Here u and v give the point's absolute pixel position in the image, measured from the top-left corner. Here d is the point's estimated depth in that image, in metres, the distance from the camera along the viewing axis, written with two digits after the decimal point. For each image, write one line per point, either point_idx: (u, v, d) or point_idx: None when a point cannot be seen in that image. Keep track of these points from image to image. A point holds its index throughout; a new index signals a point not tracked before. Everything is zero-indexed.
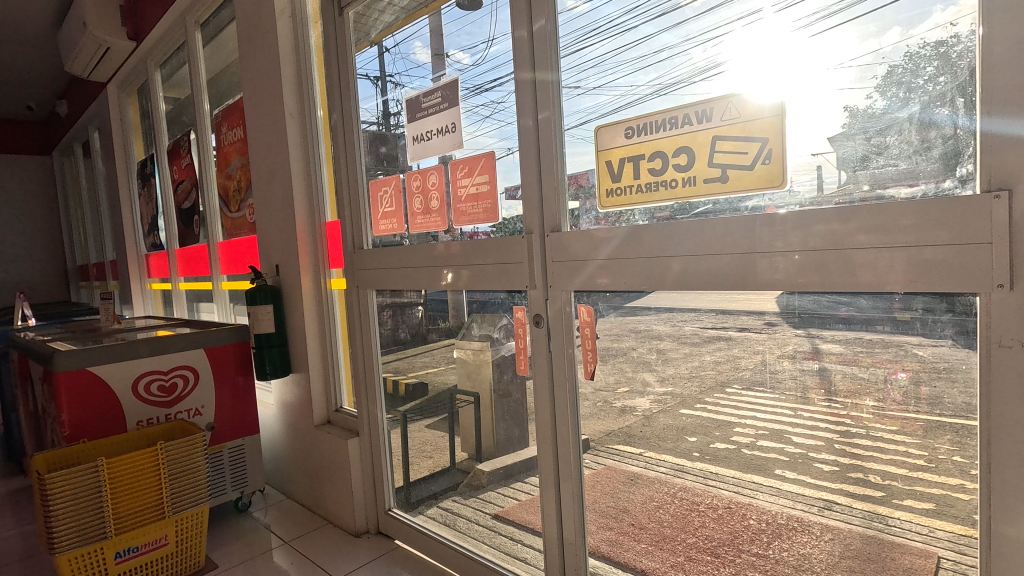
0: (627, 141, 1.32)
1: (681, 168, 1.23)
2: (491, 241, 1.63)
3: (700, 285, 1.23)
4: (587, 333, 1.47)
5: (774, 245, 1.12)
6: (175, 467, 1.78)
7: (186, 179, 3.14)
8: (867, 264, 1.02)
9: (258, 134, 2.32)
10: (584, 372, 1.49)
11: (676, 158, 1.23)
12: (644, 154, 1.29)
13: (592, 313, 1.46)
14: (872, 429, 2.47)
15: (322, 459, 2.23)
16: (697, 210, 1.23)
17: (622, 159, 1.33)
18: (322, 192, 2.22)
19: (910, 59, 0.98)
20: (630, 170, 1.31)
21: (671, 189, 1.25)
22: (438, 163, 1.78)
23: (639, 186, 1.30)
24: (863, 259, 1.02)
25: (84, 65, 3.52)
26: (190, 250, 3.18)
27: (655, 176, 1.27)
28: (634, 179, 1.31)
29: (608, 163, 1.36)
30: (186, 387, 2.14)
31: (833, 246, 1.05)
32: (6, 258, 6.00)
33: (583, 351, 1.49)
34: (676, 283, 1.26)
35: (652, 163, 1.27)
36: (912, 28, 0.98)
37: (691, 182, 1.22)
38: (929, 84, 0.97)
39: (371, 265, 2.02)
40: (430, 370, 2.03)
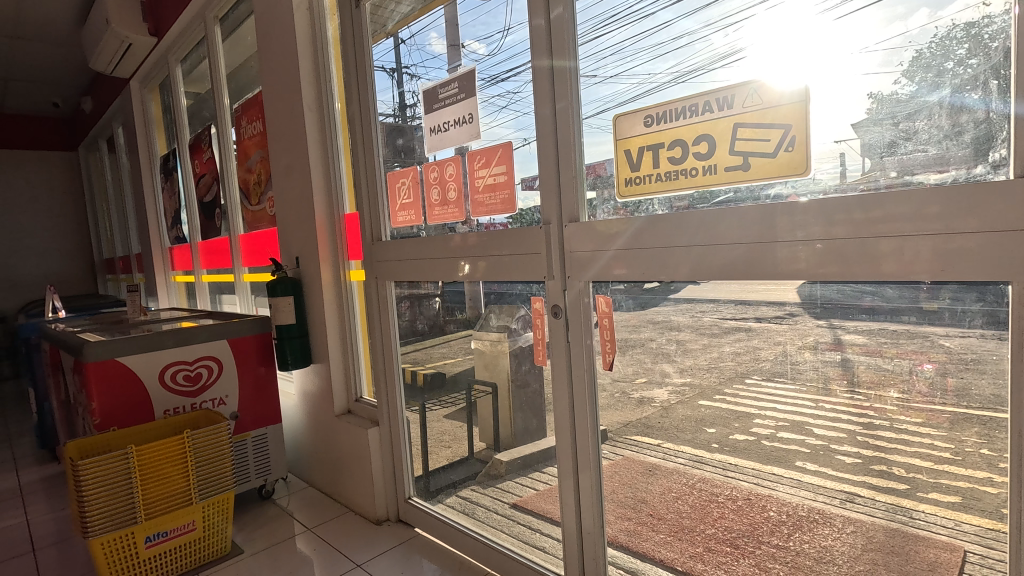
0: (646, 130, 1.30)
1: (701, 156, 1.21)
2: (508, 232, 1.63)
3: (719, 274, 1.22)
4: (605, 324, 1.47)
5: (796, 233, 1.10)
6: (201, 455, 1.82)
7: (207, 173, 3.18)
8: (892, 252, 1.00)
9: (277, 127, 2.34)
10: (603, 362, 1.49)
11: (696, 147, 1.21)
12: (663, 142, 1.27)
13: (610, 303, 1.45)
14: (895, 419, 2.44)
15: (343, 448, 2.27)
16: (717, 198, 1.21)
17: (641, 148, 1.31)
18: (340, 184, 2.23)
19: (940, 41, 0.95)
20: (648, 159, 1.30)
21: (690, 178, 1.24)
22: (454, 154, 1.78)
23: (658, 175, 1.29)
24: (887, 248, 1.00)
25: (108, 61, 3.58)
26: (212, 243, 3.23)
27: (674, 164, 1.26)
28: (653, 168, 1.29)
29: (626, 152, 1.34)
30: (210, 377, 2.18)
31: (857, 235, 1.03)
32: (37, 252, 6.18)
33: (601, 342, 1.48)
34: (696, 272, 1.25)
35: (672, 152, 1.26)
36: (940, 10, 0.95)
37: (711, 170, 1.20)
38: (960, 67, 0.95)
39: (389, 257, 2.04)
40: (448, 362, 2.05)
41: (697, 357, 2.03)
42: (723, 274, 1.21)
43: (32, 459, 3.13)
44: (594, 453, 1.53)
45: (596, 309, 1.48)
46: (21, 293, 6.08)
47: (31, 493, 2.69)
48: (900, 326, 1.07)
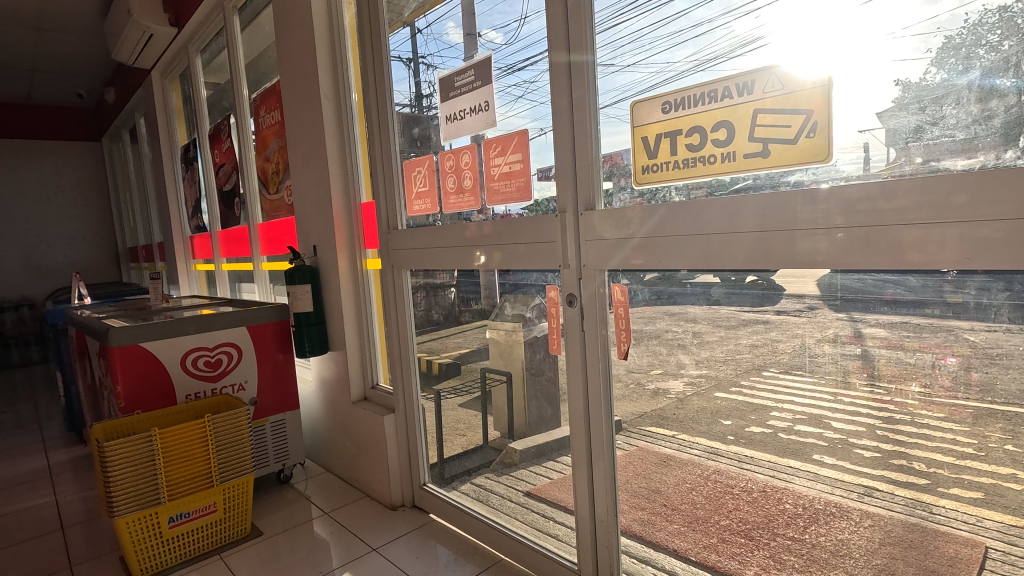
0: (664, 117, 1.28)
1: (720, 143, 1.19)
2: (523, 221, 1.63)
3: (737, 263, 1.20)
4: (620, 313, 1.46)
5: (816, 221, 1.08)
6: (222, 439, 1.85)
7: (227, 162, 3.22)
8: (916, 242, 0.97)
9: (295, 117, 2.36)
10: (618, 351, 1.49)
11: (715, 133, 1.19)
12: (682, 129, 1.25)
13: (626, 292, 1.45)
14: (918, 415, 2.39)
15: (359, 434, 2.30)
16: (736, 186, 1.19)
17: (659, 135, 1.29)
18: (357, 173, 2.25)
19: (969, 24, 0.93)
20: (666, 146, 1.28)
21: (709, 166, 1.22)
22: (470, 143, 1.77)
23: (676, 163, 1.27)
24: (911, 237, 0.98)
25: (130, 52, 3.63)
26: (231, 231, 3.28)
27: (692, 151, 1.24)
28: (671, 156, 1.28)
29: (644, 139, 1.32)
30: (230, 363, 2.23)
31: (879, 225, 1.01)
32: (63, 240, 6.31)
33: (616, 331, 1.48)
34: (713, 260, 1.24)
35: (690, 139, 1.24)
36: None
37: (731, 157, 1.18)
38: (991, 50, 0.92)
39: (406, 246, 2.05)
40: (462, 352, 2.05)
41: (714, 350, 2.02)
42: (741, 262, 1.20)
43: (61, 441, 3.23)
44: (609, 442, 1.54)
45: (611, 297, 1.48)
46: (50, 280, 6.25)
47: (60, 473, 2.79)
48: (923, 317, 1.05)
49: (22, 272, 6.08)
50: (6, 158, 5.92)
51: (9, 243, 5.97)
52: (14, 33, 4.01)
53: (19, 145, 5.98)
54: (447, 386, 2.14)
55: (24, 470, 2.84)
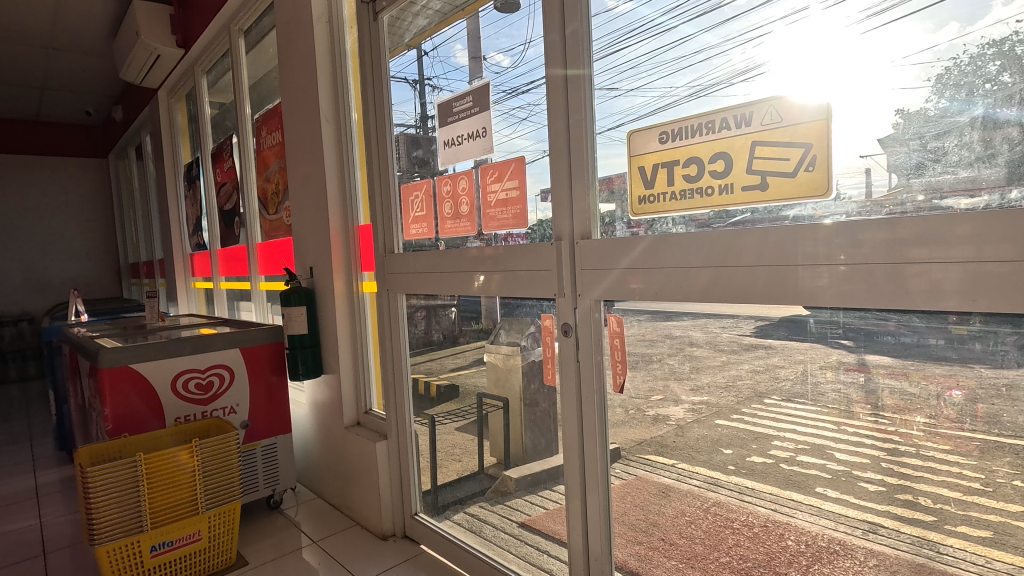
0: (661, 146, 1.27)
1: (717, 174, 1.18)
2: (521, 247, 1.61)
3: (736, 296, 1.18)
4: (616, 344, 1.44)
5: (819, 254, 1.06)
6: (211, 465, 1.81)
7: (228, 181, 3.21)
8: (922, 277, 0.95)
9: (295, 138, 2.36)
10: (614, 383, 1.47)
11: (712, 165, 1.18)
12: (680, 159, 1.24)
13: (621, 322, 1.42)
14: None
15: (351, 460, 2.25)
16: (734, 218, 1.18)
17: (656, 164, 1.28)
18: (355, 194, 2.23)
19: (972, 59, 0.91)
20: (663, 176, 1.27)
21: (707, 197, 1.20)
22: (470, 167, 1.76)
23: (673, 193, 1.26)
24: (915, 272, 0.95)
25: (138, 71, 3.67)
26: (231, 250, 3.26)
27: (689, 183, 1.23)
28: (668, 186, 1.26)
29: (641, 168, 1.31)
30: (222, 386, 2.18)
31: (884, 260, 0.98)
32: (66, 256, 6.33)
33: (612, 362, 1.46)
34: (712, 293, 1.21)
35: (687, 169, 1.22)
36: (971, 24, 0.90)
37: (728, 190, 1.17)
38: (993, 84, 0.89)
39: (403, 269, 2.03)
40: (462, 371, 1.99)
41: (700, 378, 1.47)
42: (740, 295, 1.17)
43: (53, 460, 3.19)
44: (602, 474, 1.50)
45: (607, 325, 1.45)
46: (51, 295, 6.25)
47: (48, 495, 2.73)
48: (928, 352, 1.02)
49: (23, 287, 6.08)
50: (12, 174, 5.96)
51: (13, 258, 5.99)
52: (24, 52, 4.07)
53: (26, 161, 6.04)
54: (437, 409, 2.09)
55: (12, 490, 2.79)
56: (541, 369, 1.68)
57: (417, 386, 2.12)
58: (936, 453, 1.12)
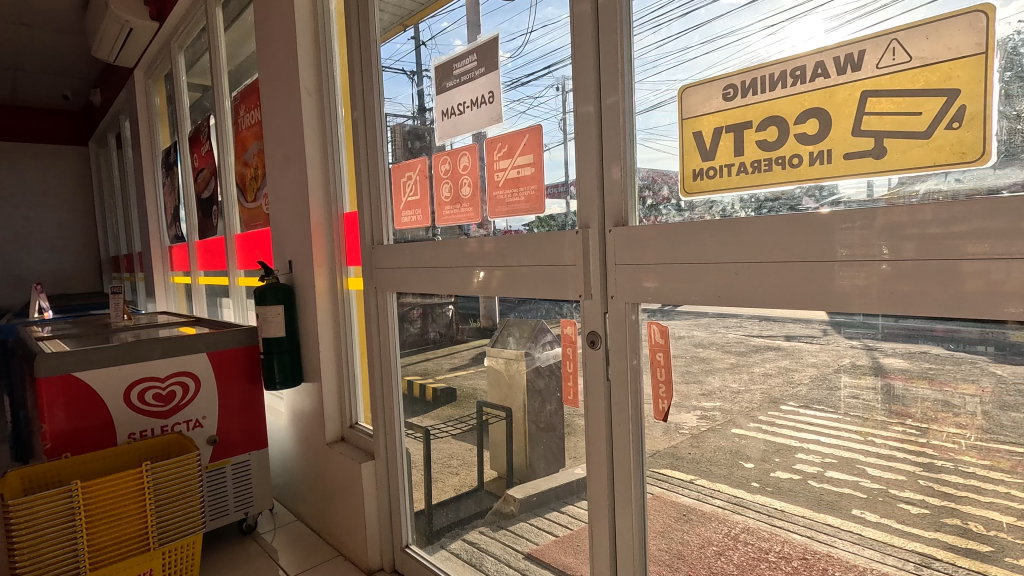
0: (725, 105, 0.98)
1: (808, 139, 0.88)
2: (528, 239, 1.35)
3: (766, 301, 0.94)
4: (659, 359, 1.17)
5: (856, 248, 0.83)
6: (165, 491, 1.55)
7: (205, 167, 2.95)
8: (987, 279, 0.73)
9: (273, 117, 2.11)
10: (655, 411, 1.20)
11: (799, 126, 0.89)
12: (752, 121, 0.95)
13: (665, 332, 1.15)
14: (958, 462, 2.42)
15: (334, 479, 1.99)
16: (829, 197, 0.87)
17: (718, 129, 0.99)
18: (339, 177, 1.97)
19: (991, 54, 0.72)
20: (728, 144, 0.98)
21: (789, 169, 0.91)
22: (471, 142, 1.50)
23: (742, 166, 0.96)
24: (977, 272, 0.74)
25: (111, 48, 3.39)
26: (208, 242, 3.00)
27: (763, 149, 0.93)
28: (733, 156, 0.97)
29: (696, 134, 1.03)
30: (185, 397, 1.92)
31: (938, 256, 0.76)
32: (46, 249, 6.06)
33: (652, 384, 1.19)
34: (735, 297, 0.98)
35: (762, 134, 0.93)
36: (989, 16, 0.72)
37: (822, 159, 0.87)
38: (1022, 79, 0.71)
39: (392, 265, 1.77)
40: (459, 373, 1.83)
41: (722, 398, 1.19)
42: (769, 299, 0.94)
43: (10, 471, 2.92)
44: (615, 513, 1.26)
45: (643, 331, 1.18)
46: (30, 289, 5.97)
47: None
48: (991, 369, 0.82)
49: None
50: None
51: None
52: None
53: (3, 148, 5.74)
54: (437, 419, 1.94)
55: None
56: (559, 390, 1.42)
57: (411, 389, 1.86)
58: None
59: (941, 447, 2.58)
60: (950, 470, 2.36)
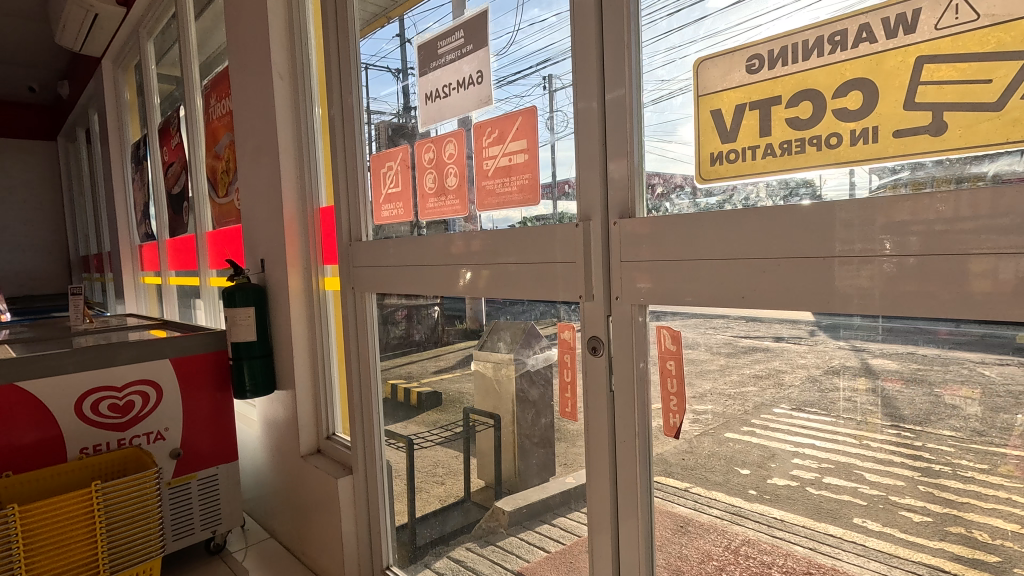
0: (750, 78, 0.88)
1: (848, 115, 0.78)
2: (516, 235, 1.25)
3: (758, 302, 0.87)
4: (669, 368, 1.06)
5: (856, 242, 0.77)
6: (118, 512, 1.41)
7: (176, 161, 2.79)
8: (995, 275, 0.68)
9: (244, 105, 1.97)
10: (667, 427, 1.10)
11: (839, 101, 0.79)
12: (782, 96, 0.84)
13: (678, 338, 1.04)
14: (957, 467, 2.37)
15: (309, 494, 1.85)
16: (874, 180, 0.77)
17: (741, 105, 0.89)
18: (316, 170, 1.84)
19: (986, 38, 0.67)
20: (754, 123, 0.87)
21: (825, 149, 0.80)
22: (457, 128, 1.39)
23: (769, 147, 0.86)
24: (987, 268, 0.68)
25: (76, 36, 3.21)
26: (179, 240, 2.85)
27: (812, 125, 0.81)
28: (759, 137, 0.87)
29: (714, 113, 0.93)
30: (145, 407, 1.77)
31: (945, 252, 0.70)
32: (11, 248, 5.79)
33: (663, 396, 1.09)
34: (726, 299, 0.91)
35: (794, 110, 0.83)
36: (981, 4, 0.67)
37: (865, 137, 0.77)
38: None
39: (370, 262, 1.65)
40: (445, 375, 1.67)
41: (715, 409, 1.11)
42: (761, 300, 0.87)
43: None
44: (611, 525, 1.15)
45: (651, 338, 1.07)
46: None
47: None
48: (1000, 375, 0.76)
49: None
50: None
51: None
52: None
53: None
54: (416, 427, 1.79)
55: None
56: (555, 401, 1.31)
57: (397, 393, 1.74)
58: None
59: (938, 451, 2.53)
60: (948, 476, 2.30)
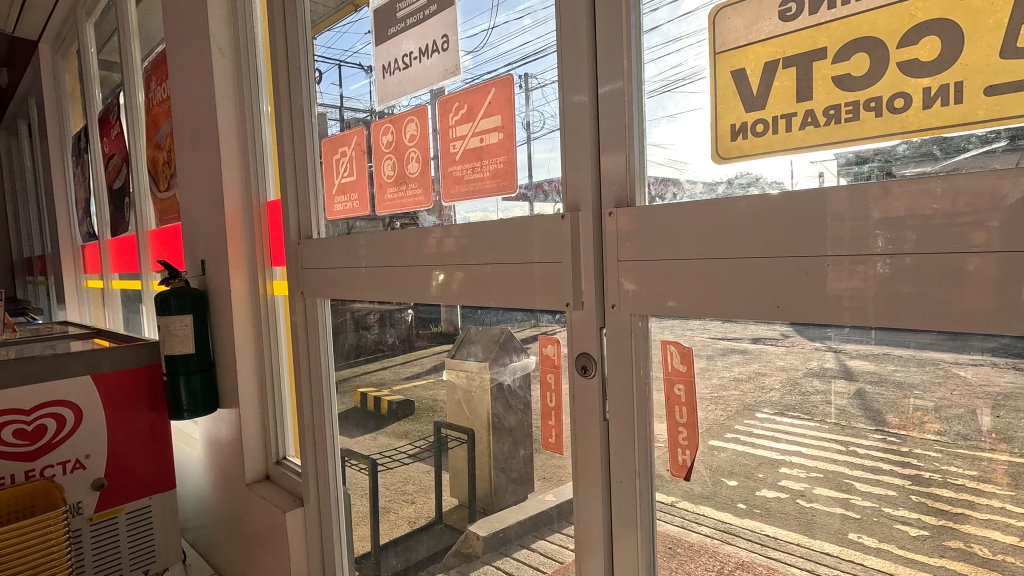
0: (786, 28, 0.72)
1: (918, 67, 0.63)
2: (481, 232, 1.10)
3: (741, 309, 0.77)
4: (676, 392, 0.92)
5: (848, 240, 0.68)
6: (17, 559, 1.22)
7: (115, 153, 2.54)
8: (1003, 278, 0.59)
9: (182, 87, 1.76)
10: (675, 466, 0.95)
11: (904, 50, 0.64)
12: (827, 48, 0.69)
13: (688, 355, 0.90)
14: None
15: (255, 526, 1.66)
16: (947, 147, 0.63)
17: (774, 62, 0.74)
18: (263, 158, 1.63)
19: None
20: (789, 84, 0.72)
21: (882, 113, 0.66)
22: (421, 104, 1.21)
23: (809, 113, 0.71)
24: (993, 270, 0.60)
25: (6, 16, 2.92)
26: (120, 240, 2.60)
27: (845, 89, 0.68)
28: (796, 100, 0.72)
29: (738, 74, 0.77)
30: (60, 432, 1.55)
31: (946, 251, 0.62)
32: None
33: (670, 429, 0.94)
34: (704, 305, 0.81)
35: (843, 66, 0.68)
36: None
37: (938, 95, 0.62)
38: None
39: (317, 264, 1.49)
40: (417, 384, 1.43)
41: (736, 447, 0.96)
42: (744, 306, 0.77)
43: None
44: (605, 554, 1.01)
45: (657, 358, 0.93)
46: None
47: None
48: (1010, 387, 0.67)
49: None
50: None
51: None
52: None
53: None
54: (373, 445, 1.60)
55: None
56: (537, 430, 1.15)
57: (365, 403, 1.55)
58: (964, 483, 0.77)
59: None
60: None
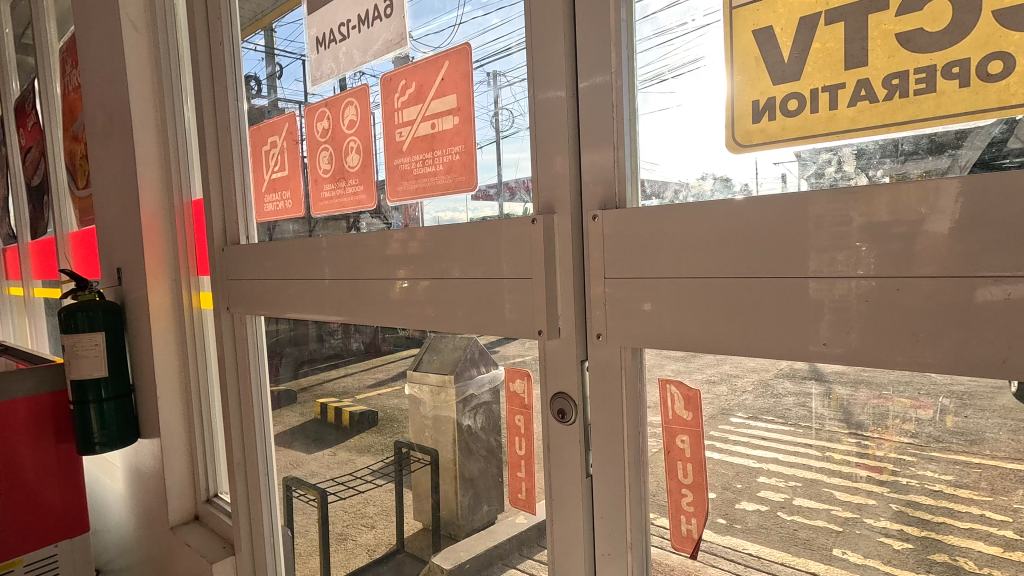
0: None
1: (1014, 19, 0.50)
2: (435, 242, 0.95)
3: (728, 339, 0.65)
4: (680, 448, 0.80)
5: (855, 258, 0.57)
6: None
7: (34, 146, 2.28)
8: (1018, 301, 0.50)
9: (97, 71, 1.54)
10: (678, 534, 0.82)
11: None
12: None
13: (696, 401, 0.77)
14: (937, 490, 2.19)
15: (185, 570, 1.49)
16: None
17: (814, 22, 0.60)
18: (188, 156, 1.50)
19: None
20: (834, 50, 0.59)
21: (965, 81, 0.52)
22: (355, 87, 1.10)
23: (864, 87, 0.57)
24: (1006, 291, 0.50)
25: None
26: (41, 242, 2.34)
27: (917, 50, 0.54)
28: (845, 71, 0.58)
29: (767, 41, 0.63)
30: None
31: (950, 268, 0.52)
32: None
33: (673, 490, 0.81)
34: (684, 333, 0.69)
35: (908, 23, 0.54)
36: None
37: None
38: None
39: (254, 276, 1.32)
40: (382, 391, 1.25)
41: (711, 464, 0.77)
42: (732, 334, 0.65)
43: None
44: None
45: (657, 406, 0.81)
46: None
47: None
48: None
49: None
50: None
51: None
52: None
53: None
54: (326, 474, 1.45)
55: None
56: (504, 484, 1.04)
57: (326, 414, 1.39)
58: (940, 492, 0.63)
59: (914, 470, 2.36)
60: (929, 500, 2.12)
